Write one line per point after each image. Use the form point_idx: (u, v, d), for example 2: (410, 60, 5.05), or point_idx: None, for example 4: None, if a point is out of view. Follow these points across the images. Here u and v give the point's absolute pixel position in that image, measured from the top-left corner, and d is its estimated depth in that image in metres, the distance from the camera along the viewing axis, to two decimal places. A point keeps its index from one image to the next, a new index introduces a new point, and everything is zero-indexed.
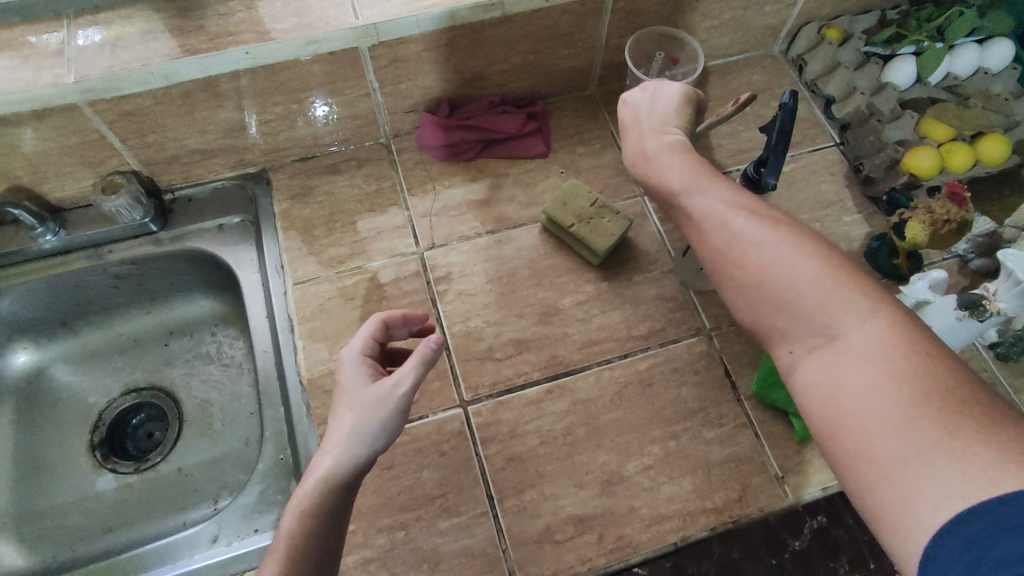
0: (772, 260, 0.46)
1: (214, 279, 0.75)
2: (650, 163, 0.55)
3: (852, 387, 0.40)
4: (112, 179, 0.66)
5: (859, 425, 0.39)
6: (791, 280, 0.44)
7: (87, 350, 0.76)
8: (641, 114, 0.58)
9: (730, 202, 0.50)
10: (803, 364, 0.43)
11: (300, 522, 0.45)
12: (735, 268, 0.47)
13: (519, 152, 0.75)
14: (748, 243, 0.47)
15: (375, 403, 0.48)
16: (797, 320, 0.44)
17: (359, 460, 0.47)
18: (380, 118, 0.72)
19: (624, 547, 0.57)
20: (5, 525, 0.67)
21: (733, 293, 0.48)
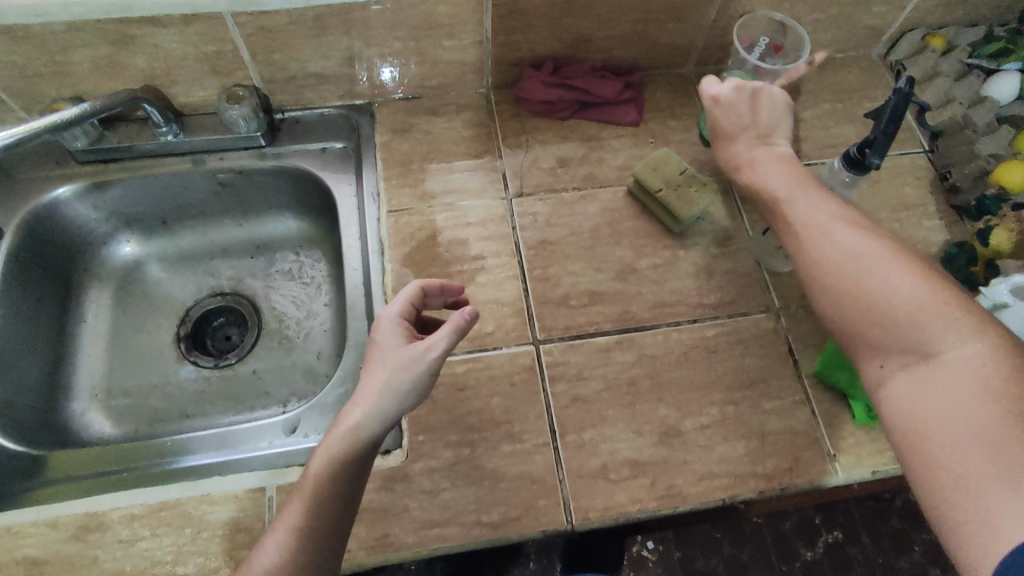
0: (881, 276, 0.49)
1: (306, 199, 0.78)
2: (759, 170, 0.61)
3: (943, 406, 0.44)
4: (235, 91, 0.70)
5: (944, 440, 0.42)
6: (893, 298, 0.48)
7: (181, 251, 0.80)
8: (743, 117, 0.63)
9: (839, 216, 0.54)
10: (893, 381, 0.47)
11: (330, 465, 0.49)
12: (834, 276, 0.51)
13: (613, 117, 0.77)
14: (871, 258, 0.50)
15: (406, 365, 0.51)
16: (893, 336, 0.48)
17: (384, 418, 0.50)
18: (485, 68, 0.75)
19: (674, 495, 0.59)
20: (97, 396, 0.71)
21: (827, 302, 0.52)
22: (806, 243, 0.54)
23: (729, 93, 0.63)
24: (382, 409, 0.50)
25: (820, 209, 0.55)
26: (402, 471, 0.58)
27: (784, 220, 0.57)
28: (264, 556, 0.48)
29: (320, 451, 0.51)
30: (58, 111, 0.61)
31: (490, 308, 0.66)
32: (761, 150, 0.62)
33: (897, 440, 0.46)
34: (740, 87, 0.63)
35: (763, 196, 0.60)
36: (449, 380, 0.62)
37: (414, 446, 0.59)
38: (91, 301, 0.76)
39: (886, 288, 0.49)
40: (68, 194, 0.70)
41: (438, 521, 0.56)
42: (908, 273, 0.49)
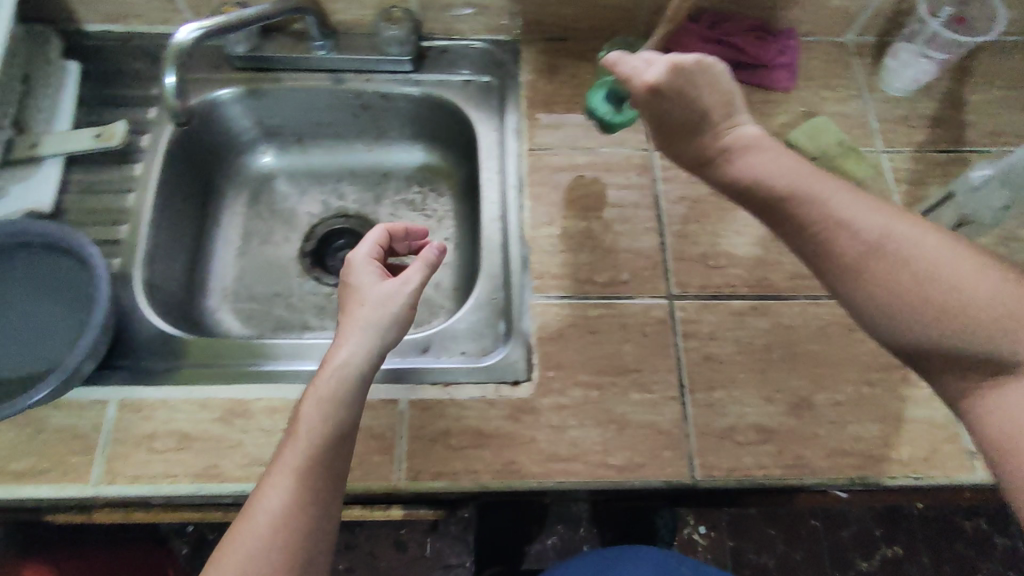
0: (951, 277, 0.42)
1: (442, 132, 0.78)
2: (745, 159, 0.50)
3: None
4: (394, 11, 0.70)
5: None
6: (972, 300, 0.41)
7: (311, 169, 0.81)
8: (688, 100, 0.50)
9: (873, 206, 0.46)
10: (987, 394, 0.41)
11: (321, 407, 0.48)
12: (884, 284, 0.43)
13: (765, 81, 0.74)
14: (934, 257, 0.43)
15: (388, 299, 0.53)
16: (970, 345, 0.41)
17: (377, 351, 0.51)
18: (640, 15, 0.73)
19: (801, 466, 0.58)
20: (227, 296, 0.73)
21: (881, 313, 0.44)
22: (839, 247, 0.45)
23: (656, 81, 0.49)
24: (369, 344, 0.51)
25: (859, 204, 0.46)
26: (530, 403, 0.58)
27: (794, 223, 0.47)
28: (265, 504, 0.44)
29: (310, 399, 0.48)
30: (245, 8, 0.59)
31: (626, 258, 0.65)
32: (732, 137, 0.51)
33: (998, 456, 0.40)
34: (672, 67, 0.48)
35: (757, 193, 0.49)
36: (582, 322, 0.62)
37: (544, 381, 0.59)
38: (227, 206, 0.78)
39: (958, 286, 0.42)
40: (224, 98, 0.72)
41: (564, 456, 0.57)
42: (975, 264, 0.42)
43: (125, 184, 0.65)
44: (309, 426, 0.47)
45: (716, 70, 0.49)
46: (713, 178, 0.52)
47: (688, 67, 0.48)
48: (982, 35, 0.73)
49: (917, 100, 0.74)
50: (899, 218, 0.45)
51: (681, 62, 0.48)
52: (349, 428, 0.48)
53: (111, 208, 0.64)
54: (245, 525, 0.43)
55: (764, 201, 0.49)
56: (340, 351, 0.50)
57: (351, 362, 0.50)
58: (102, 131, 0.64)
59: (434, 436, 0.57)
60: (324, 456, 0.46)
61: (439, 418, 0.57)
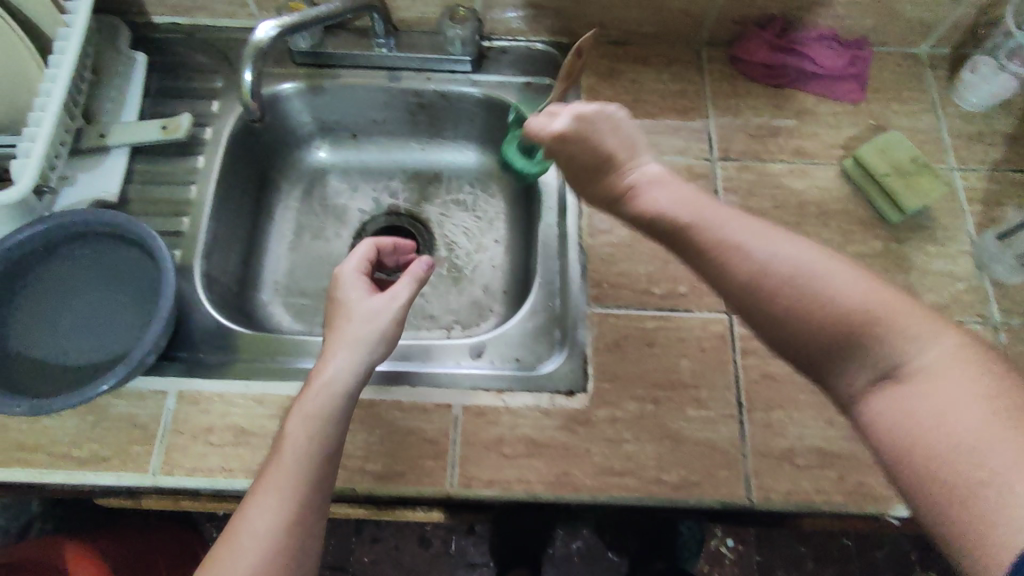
0: (832, 290, 0.39)
1: (497, 133, 0.78)
2: (649, 195, 0.49)
3: (933, 400, 0.35)
4: (458, 10, 0.69)
5: (960, 444, 0.32)
6: (846, 306, 0.39)
7: (363, 166, 0.81)
8: (593, 145, 0.51)
9: (755, 224, 0.43)
10: (876, 396, 0.38)
11: (306, 423, 0.47)
12: (777, 303, 0.40)
13: (833, 92, 0.72)
14: (820, 268, 0.40)
15: (380, 314, 0.53)
16: (860, 357, 0.38)
17: (369, 365, 0.51)
18: (706, 21, 0.71)
19: (862, 494, 0.56)
20: (278, 290, 0.73)
21: (782, 334, 0.41)
22: (732, 269, 0.42)
23: (561, 134, 0.51)
24: (361, 360, 0.51)
25: (745, 225, 0.43)
26: (585, 414, 0.57)
27: (690, 250, 0.45)
28: (251, 522, 0.43)
29: (297, 415, 0.47)
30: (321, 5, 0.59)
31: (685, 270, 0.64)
32: (633, 171, 0.51)
33: (894, 461, 0.35)
34: (579, 118, 0.51)
35: (658, 223, 0.48)
36: (639, 334, 0.61)
37: (599, 393, 0.58)
38: (281, 200, 0.78)
39: (844, 298, 0.39)
40: (286, 93, 0.73)
41: (619, 470, 0.56)
42: (859, 275, 0.40)
43: (186, 176, 0.66)
44: (294, 442, 0.46)
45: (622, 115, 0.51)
46: (619, 212, 0.52)
47: (589, 117, 0.50)
48: None
49: (993, 117, 0.71)
50: (783, 232, 0.42)
51: (581, 108, 0.51)
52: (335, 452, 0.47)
53: (174, 199, 0.64)
54: (229, 543, 0.43)
55: (664, 230, 0.47)
56: (326, 368, 0.49)
57: (342, 381, 0.49)
58: (168, 123, 0.65)
59: (487, 443, 0.56)
60: (310, 473, 0.45)
61: (493, 425, 0.57)
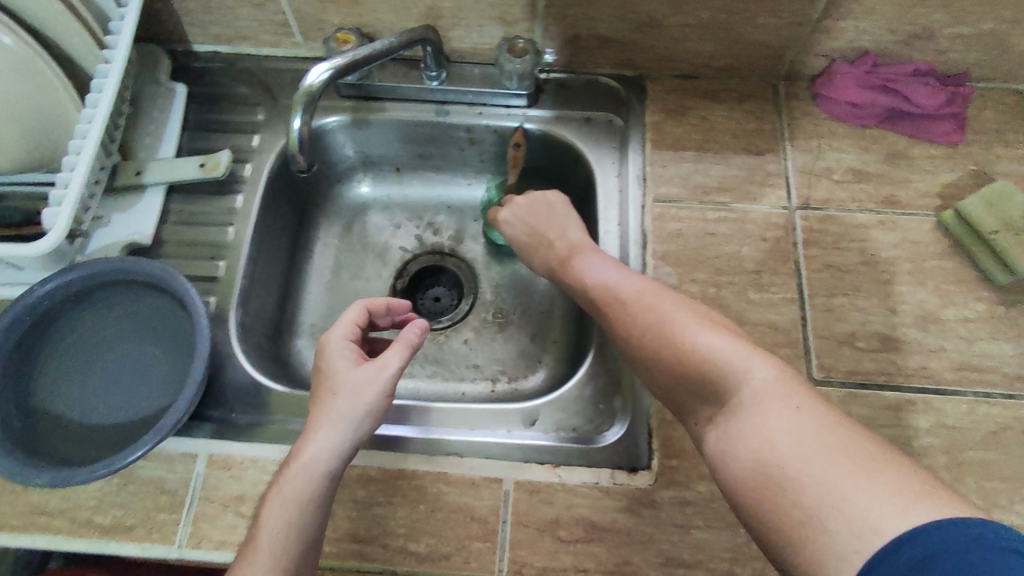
0: (685, 334, 0.47)
1: (551, 171, 0.72)
2: (573, 263, 0.59)
3: (763, 434, 0.40)
4: (518, 42, 0.63)
5: (788, 475, 0.37)
6: (693, 346, 0.46)
7: (406, 201, 0.77)
8: (534, 226, 0.64)
9: (637, 282, 0.53)
10: (718, 426, 0.44)
11: (286, 509, 0.44)
12: (645, 347, 0.49)
13: (929, 134, 0.65)
14: (678, 321, 0.48)
15: (370, 389, 0.49)
16: (706, 396, 0.45)
17: (359, 442, 0.48)
18: (786, 55, 0.65)
19: None
20: (314, 334, 0.69)
21: (657, 382, 0.48)
22: (621, 322, 0.52)
23: (506, 224, 0.66)
24: (349, 440, 0.47)
25: (625, 282, 0.53)
26: (650, 495, 0.52)
27: (599, 310, 0.54)
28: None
29: (276, 500, 0.45)
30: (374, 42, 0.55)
31: (761, 332, 0.57)
32: (565, 243, 0.61)
33: (738, 489, 0.41)
34: (515, 208, 0.65)
35: (581, 290, 0.57)
36: None
37: (666, 471, 0.52)
38: (320, 237, 0.74)
39: (693, 341, 0.46)
40: (329, 127, 0.69)
41: (688, 562, 0.50)
42: (705, 325, 0.47)
43: (225, 217, 0.62)
44: (273, 532, 0.44)
45: (555, 203, 0.64)
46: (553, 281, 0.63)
47: (527, 206, 0.65)
48: None
49: None
50: (655, 288, 0.52)
51: (517, 204, 0.65)
52: (321, 529, 0.46)
53: (211, 241, 0.61)
54: None
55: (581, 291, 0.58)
56: (309, 450, 0.46)
57: (325, 459, 0.46)
58: (207, 160, 0.60)
59: (541, 524, 0.51)
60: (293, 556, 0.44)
61: (547, 504, 0.51)
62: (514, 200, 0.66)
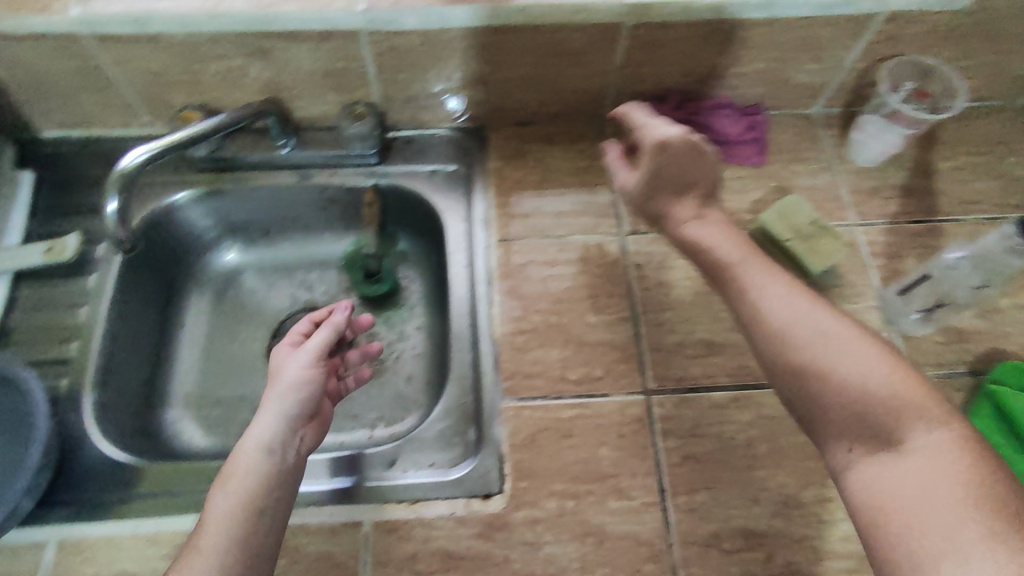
0: (842, 359, 0.46)
1: (412, 220, 0.76)
2: (699, 229, 0.58)
3: (902, 482, 0.41)
4: (356, 107, 0.69)
5: (918, 523, 0.39)
6: (855, 373, 0.45)
7: (278, 263, 0.79)
8: (678, 174, 0.58)
9: (805, 299, 0.50)
10: (863, 460, 0.44)
11: (240, 480, 0.48)
12: (797, 357, 0.48)
13: (735, 158, 0.73)
14: (839, 342, 0.47)
15: (299, 368, 0.56)
16: (864, 426, 0.44)
17: (295, 419, 0.53)
18: (605, 98, 0.73)
19: (792, 572, 0.55)
20: (190, 403, 0.70)
21: (799, 399, 0.48)
22: (767, 317, 0.50)
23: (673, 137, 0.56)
24: (283, 415, 0.52)
25: (787, 297, 0.51)
26: (503, 518, 0.55)
27: (737, 288, 0.54)
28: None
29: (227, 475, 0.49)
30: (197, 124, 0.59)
31: (600, 351, 0.62)
32: (696, 206, 0.59)
33: (860, 513, 0.43)
34: (684, 138, 0.55)
35: (715, 266, 0.56)
36: (556, 426, 0.59)
37: (516, 493, 0.56)
38: (190, 307, 0.75)
39: (856, 367, 0.45)
40: (185, 200, 0.71)
41: None
42: (869, 351, 0.46)
43: (78, 298, 0.63)
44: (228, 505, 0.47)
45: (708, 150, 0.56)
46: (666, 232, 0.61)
47: (691, 142, 0.55)
48: (949, 108, 0.71)
49: (887, 171, 0.73)
50: (826, 313, 0.49)
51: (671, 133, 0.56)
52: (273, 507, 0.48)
53: (63, 324, 0.62)
54: None
55: (708, 264, 0.57)
56: (249, 433, 0.51)
57: (265, 433, 0.51)
58: (51, 246, 0.63)
59: (400, 561, 0.53)
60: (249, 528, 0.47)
61: (405, 540, 0.54)
62: (675, 126, 0.57)
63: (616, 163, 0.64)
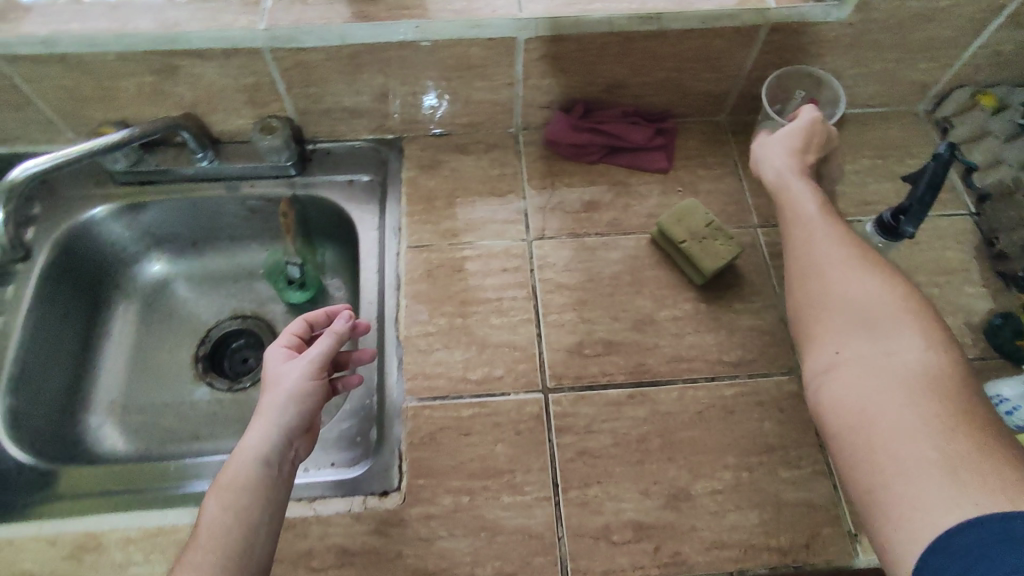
0: (855, 285, 0.49)
1: (334, 228, 0.78)
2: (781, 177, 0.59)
3: (877, 396, 0.43)
4: (268, 122, 0.72)
5: (885, 427, 0.41)
6: (858, 295, 0.48)
7: (207, 273, 0.81)
8: (796, 139, 0.60)
9: (838, 238, 0.53)
10: (841, 369, 0.46)
11: (245, 473, 0.50)
12: (821, 279, 0.51)
13: (642, 164, 0.76)
14: (854, 270, 0.50)
15: (297, 377, 0.55)
16: (861, 342, 0.46)
17: (291, 431, 0.53)
18: (515, 109, 0.76)
19: (680, 564, 0.56)
20: (114, 409, 0.71)
21: (807, 316, 0.51)
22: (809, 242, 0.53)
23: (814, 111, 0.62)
24: (280, 428, 0.52)
25: (825, 234, 0.53)
26: (398, 514, 0.57)
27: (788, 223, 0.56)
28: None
29: (216, 491, 0.49)
30: (96, 139, 0.62)
31: (501, 351, 0.65)
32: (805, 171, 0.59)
33: (831, 419, 0.45)
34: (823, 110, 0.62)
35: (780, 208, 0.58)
36: (455, 424, 0.61)
37: (413, 490, 0.58)
38: (117, 316, 0.77)
39: (864, 292, 0.48)
40: (106, 213, 0.73)
41: (431, 570, 0.55)
42: (881, 281, 0.49)
43: None
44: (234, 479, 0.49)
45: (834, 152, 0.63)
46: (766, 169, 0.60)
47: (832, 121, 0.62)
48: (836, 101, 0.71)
49: None
50: (854, 250, 0.52)
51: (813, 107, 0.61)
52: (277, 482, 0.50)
53: None
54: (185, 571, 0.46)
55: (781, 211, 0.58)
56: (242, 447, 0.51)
57: (258, 450, 0.51)
58: None
59: (295, 557, 0.55)
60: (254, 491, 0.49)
61: (301, 537, 0.56)
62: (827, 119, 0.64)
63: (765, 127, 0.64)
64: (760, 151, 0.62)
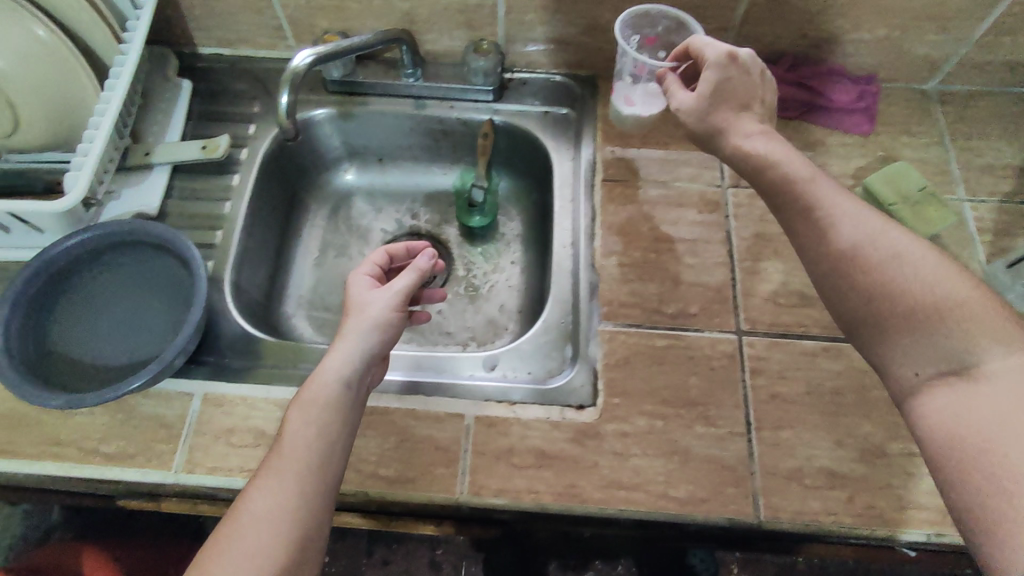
0: (913, 277, 0.45)
1: (520, 159, 0.81)
2: (751, 140, 0.54)
3: (987, 419, 0.39)
4: (482, 44, 0.74)
5: (999, 454, 0.38)
6: (928, 292, 0.44)
7: (388, 188, 0.85)
8: (722, 89, 0.55)
9: (879, 222, 0.48)
10: (934, 390, 0.43)
11: (319, 403, 0.49)
12: (867, 273, 0.47)
13: (842, 125, 0.74)
14: (914, 259, 0.46)
15: (382, 306, 0.55)
16: (941, 347, 0.43)
17: (369, 357, 0.53)
18: None
19: (873, 517, 0.56)
20: (302, 303, 0.76)
21: (857, 309, 0.47)
22: (836, 226, 0.49)
23: (712, 64, 0.55)
24: (364, 352, 0.52)
25: (859, 217, 0.49)
26: (595, 428, 0.59)
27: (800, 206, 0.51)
28: (253, 507, 0.44)
29: (298, 410, 0.49)
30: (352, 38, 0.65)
31: (696, 291, 0.65)
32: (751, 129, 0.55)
33: (935, 446, 0.42)
34: (725, 58, 0.55)
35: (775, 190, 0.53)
36: (650, 352, 0.62)
37: (608, 407, 0.60)
38: (309, 218, 0.81)
39: (925, 286, 0.44)
40: (320, 117, 0.77)
41: (626, 484, 0.56)
42: (936, 270, 0.45)
43: (222, 193, 0.71)
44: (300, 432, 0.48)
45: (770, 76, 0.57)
46: (718, 148, 0.57)
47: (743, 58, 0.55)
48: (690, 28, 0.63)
49: (1003, 150, 0.73)
50: (898, 233, 0.47)
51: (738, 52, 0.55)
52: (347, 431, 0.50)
53: (209, 213, 0.69)
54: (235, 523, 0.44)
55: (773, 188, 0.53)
56: (329, 365, 0.51)
57: (341, 373, 0.51)
58: (207, 144, 0.69)
59: (497, 453, 0.58)
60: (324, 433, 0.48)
61: (503, 436, 0.58)
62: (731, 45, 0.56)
63: (673, 88, 0.59)
64: (682, 101, 0.57)
